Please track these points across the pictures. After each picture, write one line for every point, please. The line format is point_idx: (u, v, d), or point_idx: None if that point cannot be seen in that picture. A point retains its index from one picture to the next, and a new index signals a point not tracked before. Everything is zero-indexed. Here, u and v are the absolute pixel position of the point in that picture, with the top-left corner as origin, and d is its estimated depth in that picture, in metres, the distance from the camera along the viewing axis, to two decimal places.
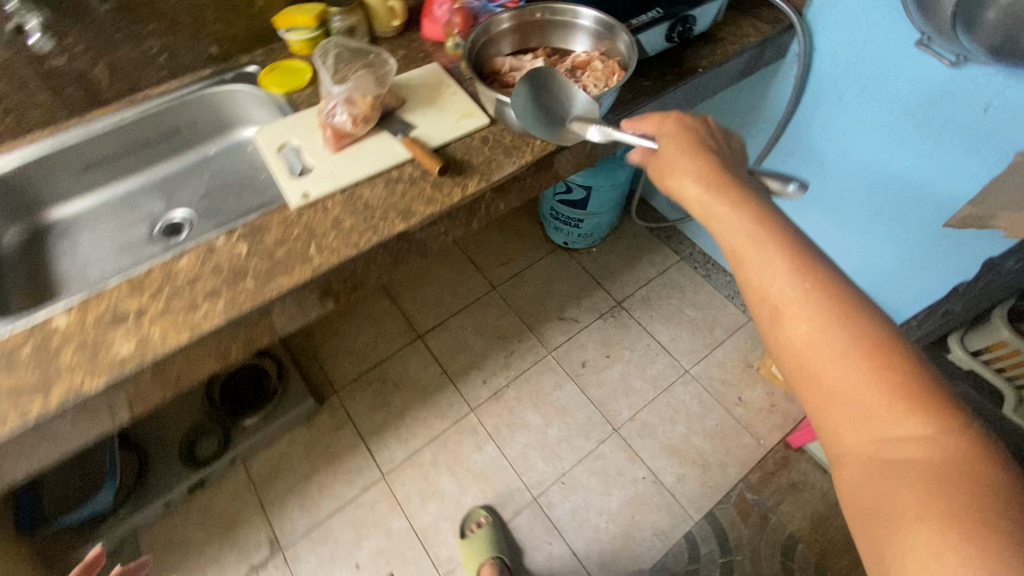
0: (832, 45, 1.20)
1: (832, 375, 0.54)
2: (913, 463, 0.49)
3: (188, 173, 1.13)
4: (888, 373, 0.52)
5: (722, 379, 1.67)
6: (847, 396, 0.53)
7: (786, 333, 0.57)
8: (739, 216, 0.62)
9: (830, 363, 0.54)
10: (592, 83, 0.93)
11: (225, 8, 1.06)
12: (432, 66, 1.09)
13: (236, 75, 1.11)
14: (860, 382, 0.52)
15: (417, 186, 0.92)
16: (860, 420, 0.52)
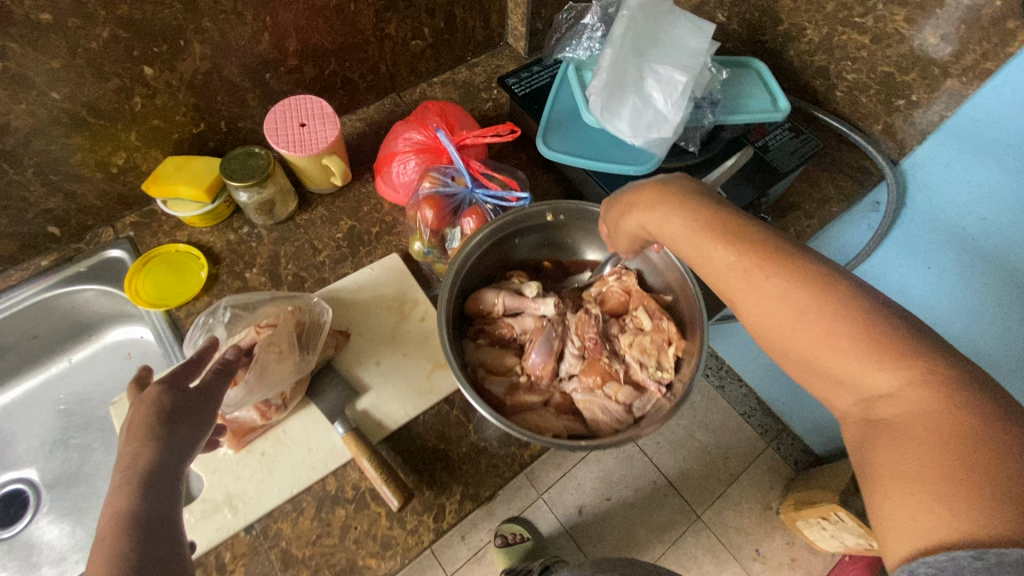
0: (937, 187, 0.84)
1: (770, 307, 0.43)
2: (851, 370, 0.39)
3: (27, 404, 0.78)
4: (835, 312, 0.40)
5: (737, 526, 1.44)
6: (807, 332, 0.41)
7: (733, 287, 0.45)
8: (704, 237, 0.47)
9: (771, 281, 0.43)
10: (637, 360, 0.63)
11: (60, 177, 0.69)
12: (388, 258, 0.75)
13: (88, 266, 0.74)
14: (790, 289, 0.42)
15: (365, 514, 0.60)
16: (802, 348, 0.41)
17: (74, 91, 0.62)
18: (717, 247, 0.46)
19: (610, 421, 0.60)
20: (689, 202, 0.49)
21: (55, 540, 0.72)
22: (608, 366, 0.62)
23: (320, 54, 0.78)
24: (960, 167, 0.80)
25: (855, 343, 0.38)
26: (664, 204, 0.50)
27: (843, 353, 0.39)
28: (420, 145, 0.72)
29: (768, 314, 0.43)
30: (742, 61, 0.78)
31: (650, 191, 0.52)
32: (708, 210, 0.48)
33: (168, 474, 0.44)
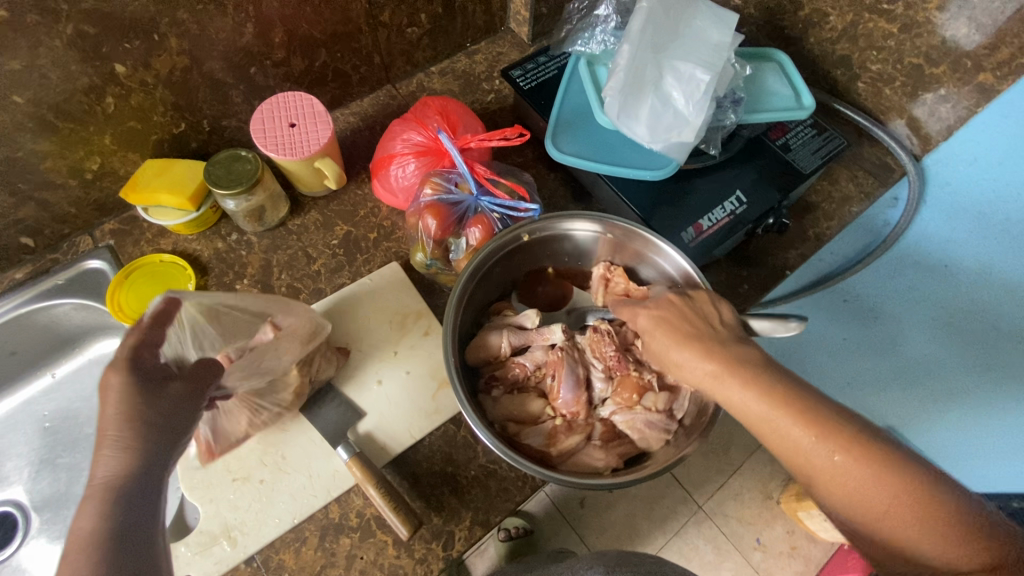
0: (956, 188, 0.81)
1: (827, 464, 0.44)
2: (911, 534, 0.41)
3: (10, 421, 0.74)
4: (897, 474, 0.42)
5: (738, 517, 1.40)
6: (848, 484, 0.43)
7: (772, 437, 0.46)
8: (732, 382, 0.48)
9: (825, 442, 0.44)
10: None
11: (30, 185, 0.63)
12: (389, 267, 0.71)
13: (65, 278, 0.70)
14: (846, 457, 0.43)
15: (371, 543, 0.57)
16: (864, 505, 0.42)
17: (39, 94, 0.57)
18: (745, 392, 0.47)
19: (658, 433, 0.56)
20: (702, 341, 0.51)
21: (48, 563, 0.70)
22: (637, 378, 0.59)
23: (310, 46, 0.71)
24: (981, 171, 0.78)
25: (921, 515, 0.40)
26: (684, 344, 0.51)
27: (907, 523, 0.41)
28: (420, 147, 0.67)
29: (832, 478, 0.43)
30: (764, 53, 0.74)
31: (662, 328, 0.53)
32: (736, 358, 0.49)
33: None
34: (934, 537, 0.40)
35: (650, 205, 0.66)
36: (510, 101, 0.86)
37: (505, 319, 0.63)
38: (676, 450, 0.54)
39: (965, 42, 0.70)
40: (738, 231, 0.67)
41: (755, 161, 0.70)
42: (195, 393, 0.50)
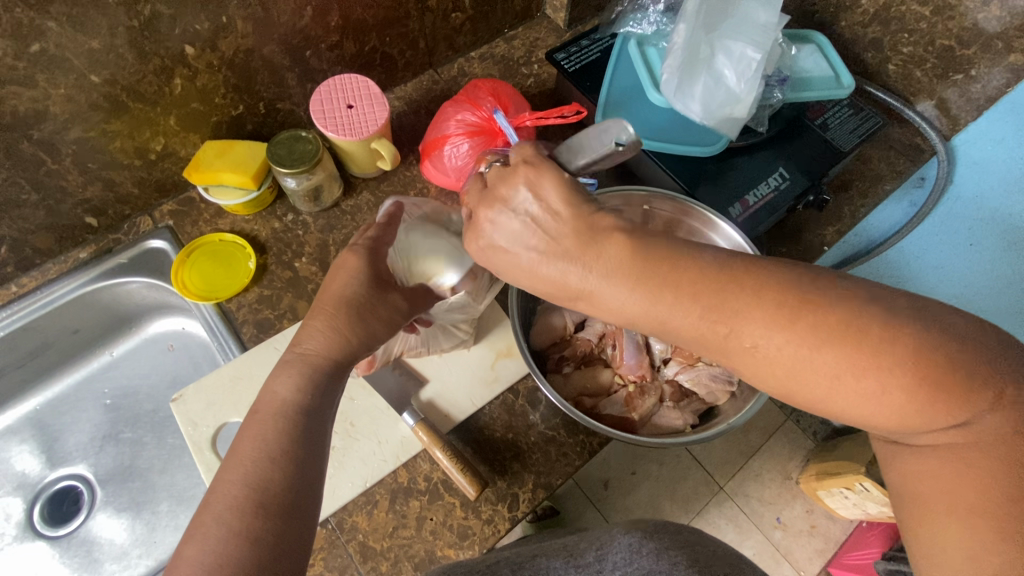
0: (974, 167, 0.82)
1: (779, 360, 0.39)
2: (882, 411, 0.37)
3: (74, 398, 0.77)
4: (858, 358, 0.36)
5: (759, 497, 1.38)
6: (828, 395, 0.38)
7: (747, 349, 0.40)
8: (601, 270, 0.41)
9: (761, 329, 0.39)
10: None
11: (98, 165, 0.65)
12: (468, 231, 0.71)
13: (128, 257, 0.72)
14: (786, 333, 0.38)
15: (439, 505, 0.60)
16: (822, 396, 0.38)
17: (114, 73, 0.59)
18: (640, 299, 0.41)
19: (723, 386, 0.59)
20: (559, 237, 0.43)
21: (114, 536, 0.72)
22: None
23: (362, 29, 0.73)
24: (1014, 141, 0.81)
25: (888, 389, 0.36)
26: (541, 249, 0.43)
27: (873, 403, 0.37)
28: (473, 127, 0.69)
29: (831, 406, 0.38)
30: (804, 36, 0.76)
31: (510, 233, 0.44)
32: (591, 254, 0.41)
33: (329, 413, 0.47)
34: (908, 411, 0.36)
35: (693, 179, 0.68)
36: (548, 86, 0.87)
37: None
38: (744, 403, 0.57)
39: (992, 23, 0.73)
40: (780, 208, 0.68)
41: (797, 139, 0.71)
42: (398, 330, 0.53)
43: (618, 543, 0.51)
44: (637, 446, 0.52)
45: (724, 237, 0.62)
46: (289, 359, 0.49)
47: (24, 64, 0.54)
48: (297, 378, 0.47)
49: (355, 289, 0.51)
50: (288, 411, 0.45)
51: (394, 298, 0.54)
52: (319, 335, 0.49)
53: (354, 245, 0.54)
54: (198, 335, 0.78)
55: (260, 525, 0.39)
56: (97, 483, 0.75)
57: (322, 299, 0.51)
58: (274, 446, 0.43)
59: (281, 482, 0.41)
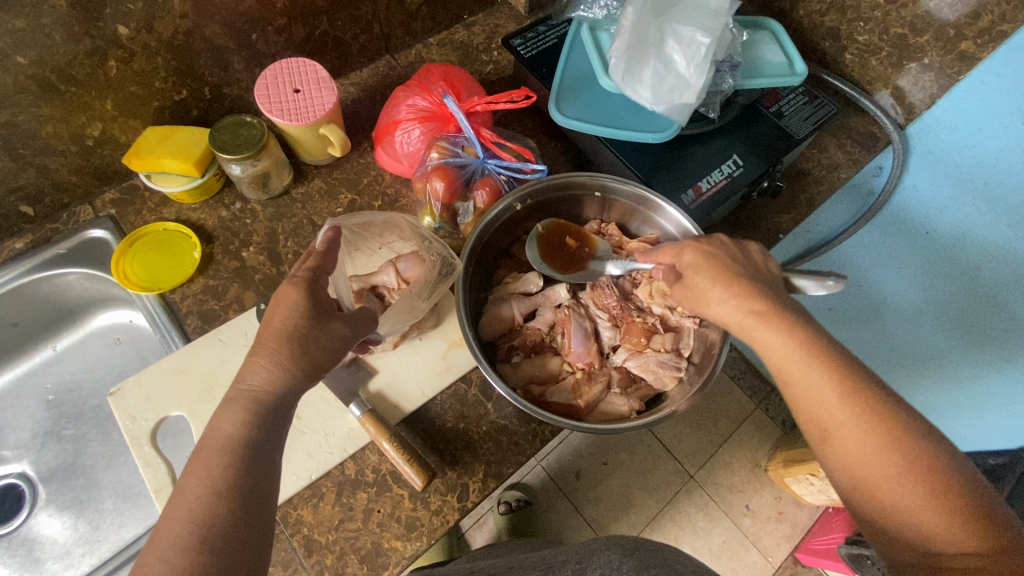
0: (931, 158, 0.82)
1: (852, 450, 0.42)
2: (870, 443, 0.42)
3: (15, 393, 0.75)
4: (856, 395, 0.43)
5: (729, 484, 1.39)
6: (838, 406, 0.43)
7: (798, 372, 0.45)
8: (771, 328, 0.47)
9: (828, 400, 0.44)
10: (665, 308, 0.63)
11: (31, 150, 0.63)
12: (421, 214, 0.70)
13: (67, 247, 0.69)
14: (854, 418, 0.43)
15: (387, 497, 0.59)
16: (880, 484, 0.41)
17: (42, 55, 0.56)
18: (766, 331, 0.47)
19: (670, 372, 0.59)
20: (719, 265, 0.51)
21: (56, 533, 0.70)
22: (642, 327, 0.62)
23: (312, 13, 0.70)
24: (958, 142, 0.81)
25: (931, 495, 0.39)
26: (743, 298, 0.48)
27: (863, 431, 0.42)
28: (425, 113, 0.68)
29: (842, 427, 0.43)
30: (760, 24, 0.76)
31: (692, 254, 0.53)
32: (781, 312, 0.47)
33: (282, 425, 0.44)
34: (943, 519, 0.38)
35: (651, 168, 0.68)
36: (508, 73, 0.86)
37: (506, 286, 0.64)
38: (689, 387, 0.57)
39: (945, 12, 0.72)
40: (734, 194, 0.68)
41: (750, 126, 0.71)
42: (353, 338, 0.50)
43: (598, 558, 0.50)
44: (594, 434, 0.51)
45: (671, 223, 0.62)
46: (230, 396, 0.43)
47: None
48: (243, 415, 0.42)
49: (297, 321, 0.45)
50: (235, 446, 0.41)
51: (337, 327, 0.48)
52: (262, 370, 0.44)
53: (293, 279, 0.48)
54: (146, 328, 0.76)
55: (202, 561, 0.35)
56: (38, 480, 0.72)
57: (260, 334, 0.45)
58: (219, 478, 0.39)
59: (227, 518, 0.38)
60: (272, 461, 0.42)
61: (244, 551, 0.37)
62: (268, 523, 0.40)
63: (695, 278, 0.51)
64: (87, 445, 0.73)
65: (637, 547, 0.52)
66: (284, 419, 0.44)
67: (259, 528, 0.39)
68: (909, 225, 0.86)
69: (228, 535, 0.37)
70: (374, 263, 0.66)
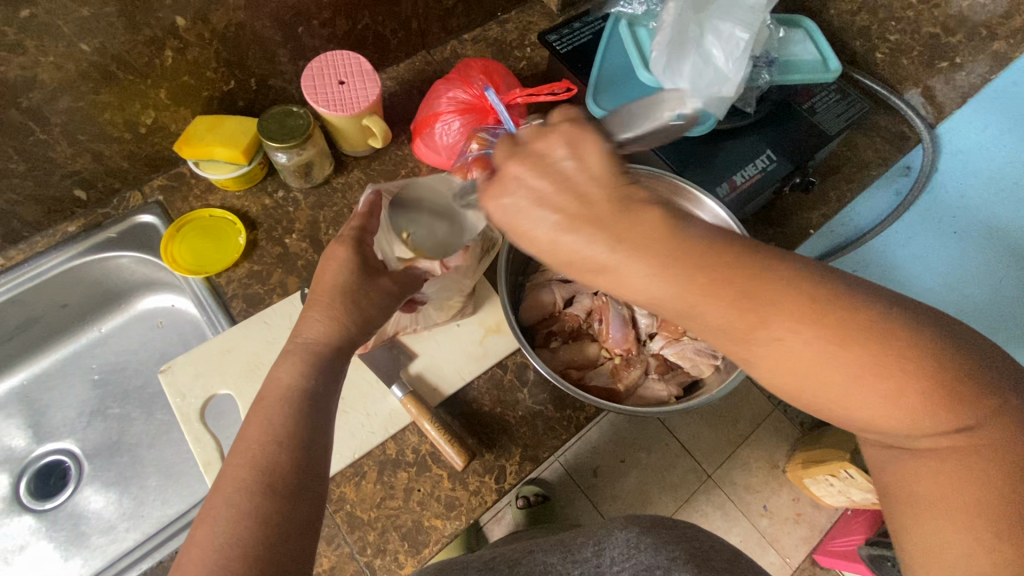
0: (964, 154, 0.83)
1: (868, 417, 0.37)
2: (884, 415, 0.36)
3: (61, 373, 0.77)
4: (865, 360, 0.35)
5: (746, 485, 1.39)
6: (836, 380, 0.36)
7: (772, 348, 0.38)
8: (647, 262, 0.37)
9: (788, 328, 0.37)
10: None
11: (87, 136, 0.65)
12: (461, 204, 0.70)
13: (116, 230, 0.71)
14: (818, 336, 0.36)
15: (427, 477, 0.60)
16: (850, 401, 0.36)
17: (103, 43, 0.59)
18: (703, 288, 0.37)
19: (708, 359, 0.60)
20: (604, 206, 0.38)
21: (101, 510, 0.71)
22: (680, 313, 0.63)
23: (355, 8, 0.72)
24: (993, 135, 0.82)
25: (915, 402, 0.35)
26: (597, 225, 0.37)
27: (880, 406, 0.36)
28: (465, 105, 0.70)
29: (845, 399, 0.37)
30: (795, 22, 0.77)
31: (538, 193, 0.39)
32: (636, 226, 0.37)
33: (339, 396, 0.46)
34: (927, 420, 0.35)
35: (686, 162, 0.69)
36: (541, 69, 0.88)
37: (544, 273, 0.66)
38: (727, 374, 0.58)
39: (979, 11, 0.76)
40: (766, 189, 0.69)
41: (785, 120, 0.72)
42: None
43: (616, 538, 0.52)
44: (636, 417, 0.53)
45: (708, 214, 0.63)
46: (289, 349, 0.46)
47: (14, 30, 0.53)
48: (302, 365, 0.45)
49: (347, 276, 0.48)
50: (296, 398, 0.43)
51: (385, 284, 0.50)
52: (318, 324, 0.47)
53: (341, 237, 0.51)
54: (188, 312, 0.78)
55: (272, 508, 0.38)
56: (82, 459, 0.74)
57: (314, 290, 0.48)
58: (282, 429, 0.41)
59: (295, 478, 0.40)
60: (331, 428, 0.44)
61: (309, 509, 0.39)
62: (328, 487, 0.42)
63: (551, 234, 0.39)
64: (130, 425, 0.76)
65: (656, 523, 0.54)
66: (340, 389, 0.46)
67: (320, 491, 0.41)
68: (940, 218, 0.84)
69: (293, 494, 0.39)
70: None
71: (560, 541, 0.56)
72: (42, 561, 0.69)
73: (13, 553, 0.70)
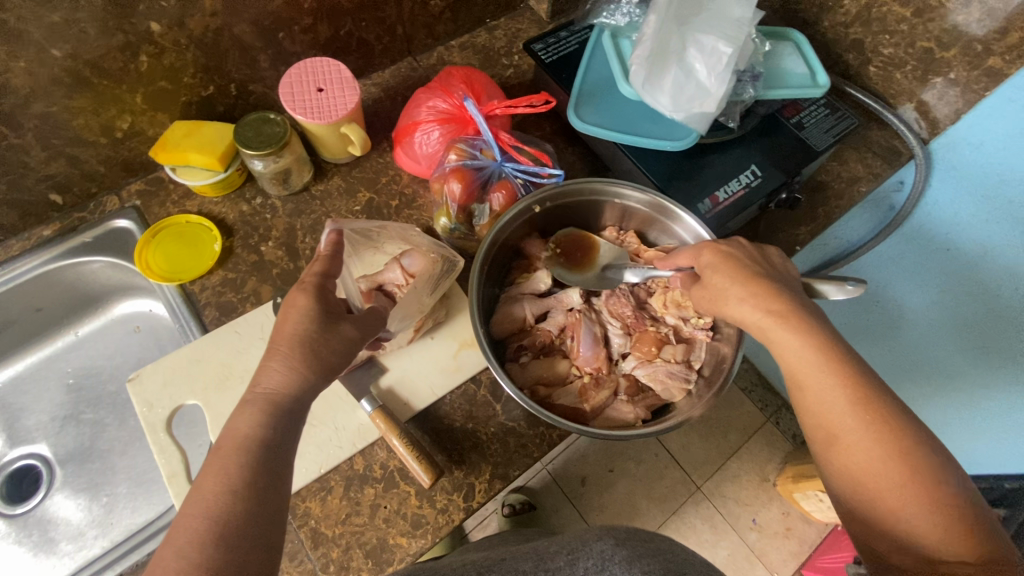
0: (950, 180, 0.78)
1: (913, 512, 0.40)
2: (920, 519, 0.40)
3: (38, 376, 0.77)
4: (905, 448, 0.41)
5: (736, 498, 1.37)
6: (885, 467, 0.42)
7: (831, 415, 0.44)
8: (792, 331, 0.47)
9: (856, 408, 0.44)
10: (679, 318, 0.63)
11: (62, 141, 0.65)
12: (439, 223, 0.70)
13: (91, 235, 0.71)
14: (879, 432, 0.42)
15: (394, 493, 0.59)
16: (883, 487, 0.41)
17: (76, 48, 0.58)
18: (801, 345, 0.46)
19: (679, 383, 0.59)
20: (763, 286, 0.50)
21: (70, 516, 0.71)
22: (656, 336, 0.62)
23: (336, 14, 0.72)
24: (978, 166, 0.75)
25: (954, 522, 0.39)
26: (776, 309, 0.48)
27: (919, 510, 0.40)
28: (444, 115, 0.69)
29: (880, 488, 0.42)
30: (783, 34, 0.75)
31: (742, 285, 0.50)
32: (806, 314, 0.48)
33: (293, 416, 0.45)
34: (947, 533, 0.39)
35: (668, 176, 0.67)
36: (528, 77, 0.87)
37: (519, 286, 0.65)
38: (698, 400, 0.57)
39: (974, 26, 0.68)
40: (751, 205, 0.68)
41: (771, 136, 0.71)
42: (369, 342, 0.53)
43: (590, 548, 0.48)
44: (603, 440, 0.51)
45: (686, 231, 0.62)
46: (248, 398, 0.45)
47: None
48: (260, 415, 0.44)
49: (308, 326, 0.47)
50: (252, 445, 0.42)
51: (349, 331, 0.50)
52: (277, 373, 0.46)
53: (303, 285, 0.50)
54: (164, 317, 0.78)
55: (221, 559, 0.36)
56: (53, 463, 0.74)
57: (274, 338, 0.47)
58: (236, 479, 0.40)
59: (244, 507, 0.39)
60: (284, 455, 0.43)
61: (257, 541, 0.38)
62: (283, 514, 0.41)
63: (717, 283, 0.52)
64: (104, 429, 0.75)
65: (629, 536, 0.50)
66: (297, 411, 0.45)
67: (270, 517, 0.40)
68: (927, 243, 0.84)
69: (244, 530, 0.38)
70: (378, 262, 0.67)
71: (534, 550, 0.53)
72: (11, 565, 0.69)
73: None
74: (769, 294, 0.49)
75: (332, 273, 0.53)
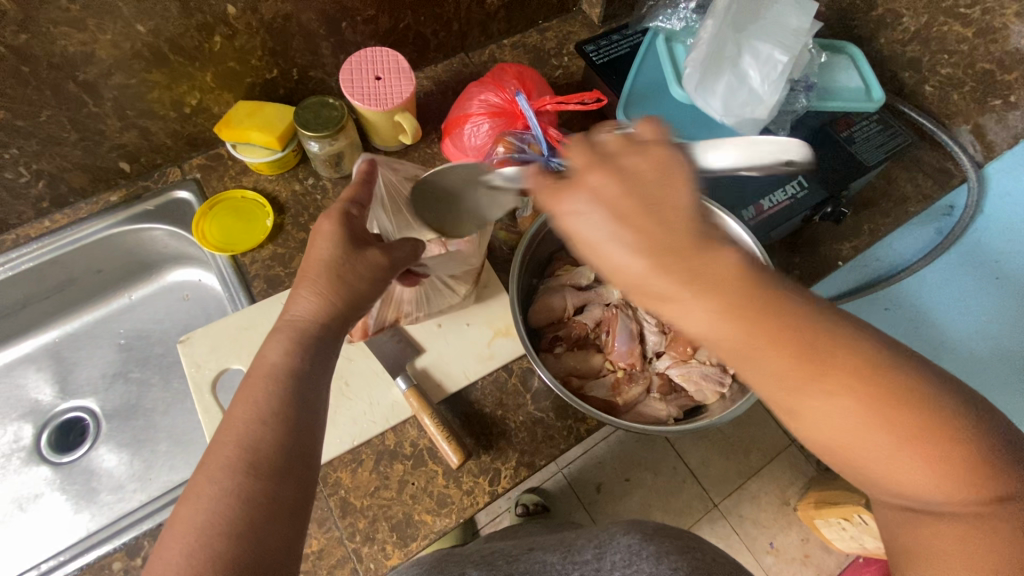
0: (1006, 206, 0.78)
1: (894, 466, 0.37)
2: (912, 479, 0.36)
3: (92, 334, 0.81)
4: (895, 418, 0.36)
5: (754, 519, 1.34)
6: (860, 437, 0.37)
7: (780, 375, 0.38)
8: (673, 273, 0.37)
9: (835, 381, 0.37)
10: None
11: (136, 112, 0.69)
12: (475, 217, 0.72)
13: (153, 203, 0.75)
14: (855, 392, 0.37)
15: (422, 472, 0.60)
16: (870, 451, 0.37)
17: (159, 25, 0.62)
18: (686, 292, 0.37)
19: (713, 386, 0.59)
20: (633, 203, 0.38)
21: (112, 469, 0.74)
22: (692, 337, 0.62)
23: (398, 7, 0.74)
24: None
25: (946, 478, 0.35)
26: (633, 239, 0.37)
27: (915, 472, 0.36)
28: (495, 108, 0.70)
29: (871, 450, 0.37)
30: (838, 46, 0.75)
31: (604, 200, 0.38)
32: None
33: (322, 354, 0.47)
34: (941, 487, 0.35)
35: (713, 181, 0.68)
36: (576, 79, 0.88)
37: (558, 278, 0.66)
38: (731, 403, 0.57)
39: None
40: (797, 215, 0.67)
41: (822, 149, 0.70)
42: None
43: (617, 543, 0.48)
44: (636, 434, 0.52)
45: None
46: (277, 326, 0.47)
47: (78, 7, 0.56)
48: (287, 344, 0.46)
49: (333, 254, 0.48)
50: (279, 379, 0.43)
51: (375, 258, 0.50)
52: (306, 302, 0.47)
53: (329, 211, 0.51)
54: (213, 287, 0.81)
55: (266, 503, 0.38)
56: (101, 417, 0.78)
57: (303, 266, 0.49)
58: (265, 413, 0.41)
59: (288, 463, 0.41)
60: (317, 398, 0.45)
61: (289, 485, 0.40)
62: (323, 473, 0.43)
63: (579, 216, 0.39)
64: (149, 389, 0.79)
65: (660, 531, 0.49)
66: (321, 356, 0.46)
67: (301, 459, 0.41)
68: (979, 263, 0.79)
69: (287, 483, 0.40)
70: None
71: (560, 541, 0.55)
72: (51, 512, 0.72)
73: (28, 501, 0.72)
74: (637, 228, 0.37)
75: (359, 202, 0.53)
